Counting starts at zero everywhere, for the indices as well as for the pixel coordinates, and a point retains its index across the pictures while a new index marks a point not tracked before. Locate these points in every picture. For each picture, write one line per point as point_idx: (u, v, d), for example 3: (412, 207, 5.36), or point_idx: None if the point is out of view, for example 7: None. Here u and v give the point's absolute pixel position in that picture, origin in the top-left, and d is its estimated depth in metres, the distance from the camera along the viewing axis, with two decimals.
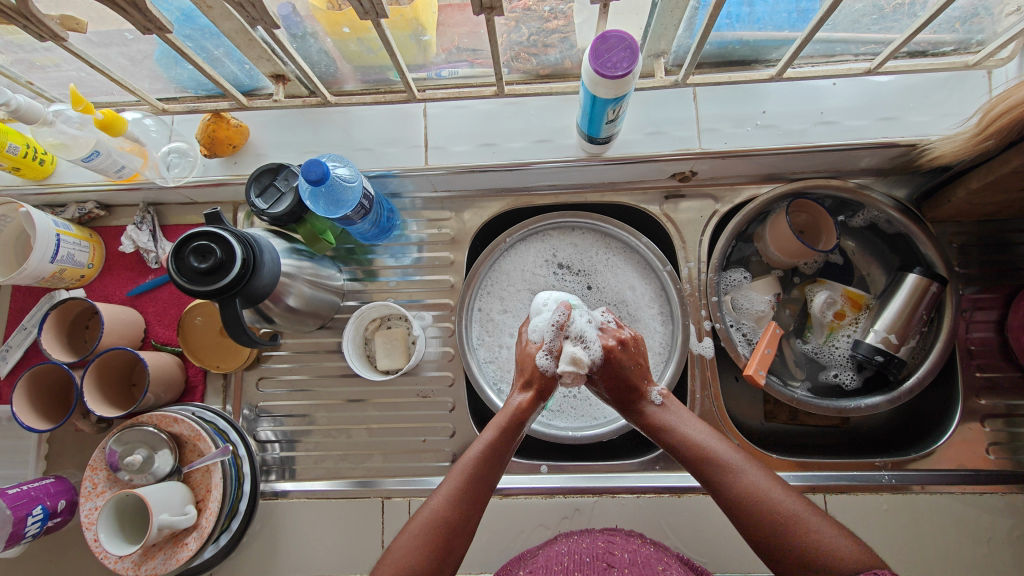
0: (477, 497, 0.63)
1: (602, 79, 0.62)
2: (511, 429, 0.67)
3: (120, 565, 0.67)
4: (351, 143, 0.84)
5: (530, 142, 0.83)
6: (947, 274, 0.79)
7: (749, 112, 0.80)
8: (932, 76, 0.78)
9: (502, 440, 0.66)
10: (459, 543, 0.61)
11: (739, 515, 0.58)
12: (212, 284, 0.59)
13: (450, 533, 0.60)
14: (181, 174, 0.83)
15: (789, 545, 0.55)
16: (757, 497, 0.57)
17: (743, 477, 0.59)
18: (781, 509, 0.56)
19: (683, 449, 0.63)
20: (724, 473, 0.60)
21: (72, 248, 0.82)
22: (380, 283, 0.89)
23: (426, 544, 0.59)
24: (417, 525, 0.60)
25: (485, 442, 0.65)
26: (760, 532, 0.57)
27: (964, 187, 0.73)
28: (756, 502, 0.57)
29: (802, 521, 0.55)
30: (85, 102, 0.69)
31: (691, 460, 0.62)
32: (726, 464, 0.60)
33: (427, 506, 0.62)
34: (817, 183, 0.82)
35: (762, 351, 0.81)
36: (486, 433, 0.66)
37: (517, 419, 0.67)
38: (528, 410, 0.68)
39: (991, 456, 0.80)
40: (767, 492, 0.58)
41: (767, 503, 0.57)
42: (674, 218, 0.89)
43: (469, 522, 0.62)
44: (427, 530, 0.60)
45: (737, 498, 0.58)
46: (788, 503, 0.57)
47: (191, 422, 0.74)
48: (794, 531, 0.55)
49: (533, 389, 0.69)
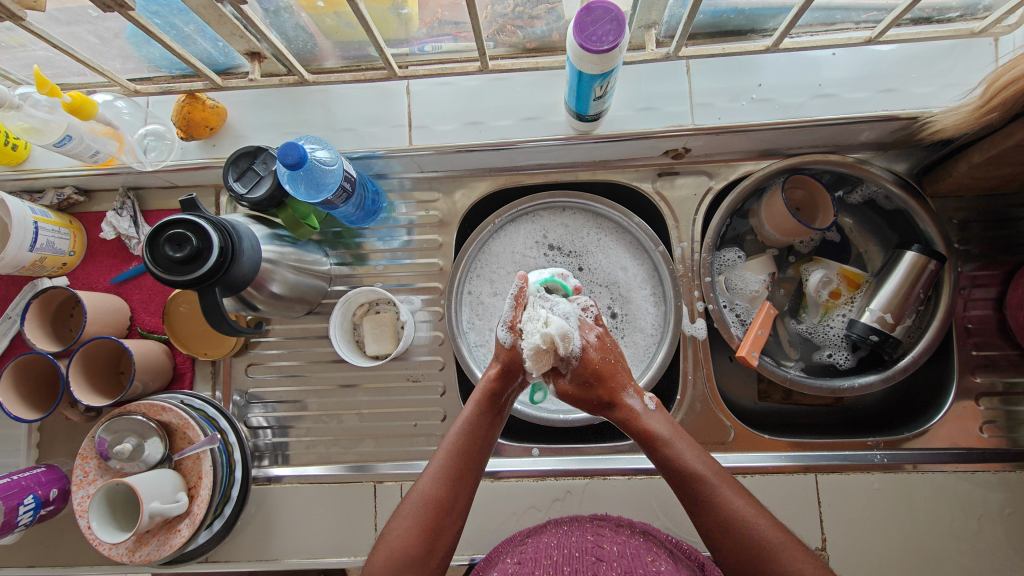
0: (463, 475, 0.63)
1: (587, 54, 0.59)
2: (489, 405, 0.66)
3: (115, 551, 0.68)
4: (333, 124, 0.82)
5: (518, 120, 0.80)
6: (946, 251, 0.78)
7: (744, 85, 0.77)
8: (935, 45, 0.75)
9: (479, 416, 0.66)
10: (449, 523, 0.62)
11: (720, 543, 0.59)
12: (189, 273, 0.57)
13: (438, 512, 0.61)
14: (159, 158, 0.81)
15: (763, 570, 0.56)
16: (742, 524, 0.58)
17: (730, 503, 0.60)
18: (763, 538, 0.57)
19: (675, 466, 0.62)
20: (712, 500, 0.60)
21: (52, 236, 0.80)
22: (368, 267, 0.88)
23: (417, 525, 0.60)
24: (407, 508, 0.62)
25: (463, 418, 0.66)
26: (738, 560, 0.58)
27: (966, 161, 0.71)
28: (733, 529, 0.58)
29: (787, 550, 0.57)
30: (51, 85, 0.66)
31: (678, 482, 0.62)
32: (716, 490, 0.60)
33: (416, 489, 0.63)
34: (815, 158, 0.80)
35: (756, 332, 0.80)
36: (464, 410, 0.67)
37: (492, 393, 0.67)
38: (497, 382, 0.67)
39: (985, 435, 0.79)
40: (753, 520, 0.58)
41: (751, 535, 0.58)
42: (668, 196, 0.86)
43: (457, 500, 0.63)
44: (417, 512, 0.61)
45: (721, 521, 0.59)
46: (771, 533, 0.58)
47: (179, 410, 0.74)
48: (774, 560, 0.56)
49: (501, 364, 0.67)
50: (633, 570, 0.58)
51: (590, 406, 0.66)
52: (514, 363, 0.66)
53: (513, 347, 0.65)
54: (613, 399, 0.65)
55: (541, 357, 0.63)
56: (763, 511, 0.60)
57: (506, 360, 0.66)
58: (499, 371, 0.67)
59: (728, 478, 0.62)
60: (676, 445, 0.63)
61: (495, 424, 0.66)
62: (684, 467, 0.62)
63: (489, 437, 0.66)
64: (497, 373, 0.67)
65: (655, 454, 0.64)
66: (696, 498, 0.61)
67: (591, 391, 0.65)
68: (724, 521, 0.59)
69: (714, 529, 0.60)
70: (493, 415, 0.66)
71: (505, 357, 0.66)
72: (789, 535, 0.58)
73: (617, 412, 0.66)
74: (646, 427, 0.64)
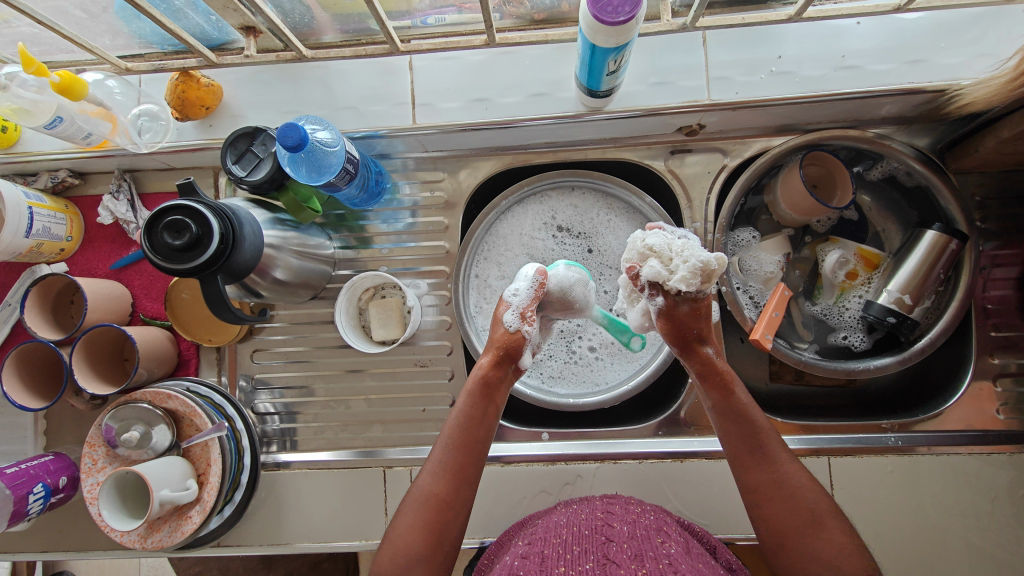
0: (461, 468, 0.63)
1: (601, 25, 0.56)
2: (483, 394, 0.66)
3: (127, 538, 0.68)
4: (334, 102, 0.79)
5: (525, 97, 0.77)
6: (968, 230, 0.75)
7: (764, 57, 0.74)
8: (965, 12, 0.71)
9: (473, 407, 0.65)
10: (453, 517, 0.61)
11: (766, 499, 0.61)
12: (191, 261, 0.55)
13: (440, 509, 0.61)
14: (154, 140, 0.78)
15: (811, 533, 0.58)
16: (795, 484, 0.60)
17: (783, 464, 0.62)
18: (813, 503, 0.59)
19: (738, 420, 0.64)
20: (769, 457, 0.62)
21: (47, 221, 0.78)
22: (373, 251, 0.85)
23: (420, 520, 0.60)
24: (410, 503, 0.62)
25: (459, 409, 0.65)
26: (782, 518, 0.59)
27: (994, 136, 0.68)
28: (785, 489, 0.60)
29: (830, 519, 0.58)
30: (38, 64, 0.62)
31: (740, 434, 0.63)
32: (773, 449, 0.62)
33: (417, 485, 0.63)
34: (834, 134, 0.77)
35: (769, 314, 0.78)
36: (458, 402, 0.66)
37: (486, 382, 0.66)
38: (492, 370, 0.67)
39: (1001, 416, 0.78)
40: (804, 483, 0.61)
41: (801, 495, 0.60)
42: (680, 174, 0.83)
43: (458, 494, 0.62)
44: (419, 507, 0.61)
45: (774, 479, 0.61)
46: (818, 499, 0.60)
47: (184, 397, 0.73)
48: (820, 524, 0.58)
49: (495, 351, 0.67)
50: (644, 552, 0.56)
51: (680, 332, 0.66)
52: (508, 350, 0.67)
53: (519, 333, 0.68)
54: (698, 344, 0.66)
55: (694, 277, 0.61)
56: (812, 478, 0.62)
57: (502, 345, 0.67)
58: (493, 359, 0.67)
59: (782, 442, 0.64)
60: (744, 398, 0.65)
61: (491, 413, 0.66)
62: (750, 424, 0.63)
63: (486, 427, 0.65)
64: (490, 362, 0.67)
65: (723, 402, 0.65)
66: (755, 452, 0.63)
67: (693, 323, 0.65)
68: (776, 479, 0.61)
69: (764, 485, 0.61)
70: (487, 403, 0.66)
71: (501, 342, 0.68)
72: (833, 505, 0.60)
73: (696, 355, 0.66)
74: (723, 372, 0.65)
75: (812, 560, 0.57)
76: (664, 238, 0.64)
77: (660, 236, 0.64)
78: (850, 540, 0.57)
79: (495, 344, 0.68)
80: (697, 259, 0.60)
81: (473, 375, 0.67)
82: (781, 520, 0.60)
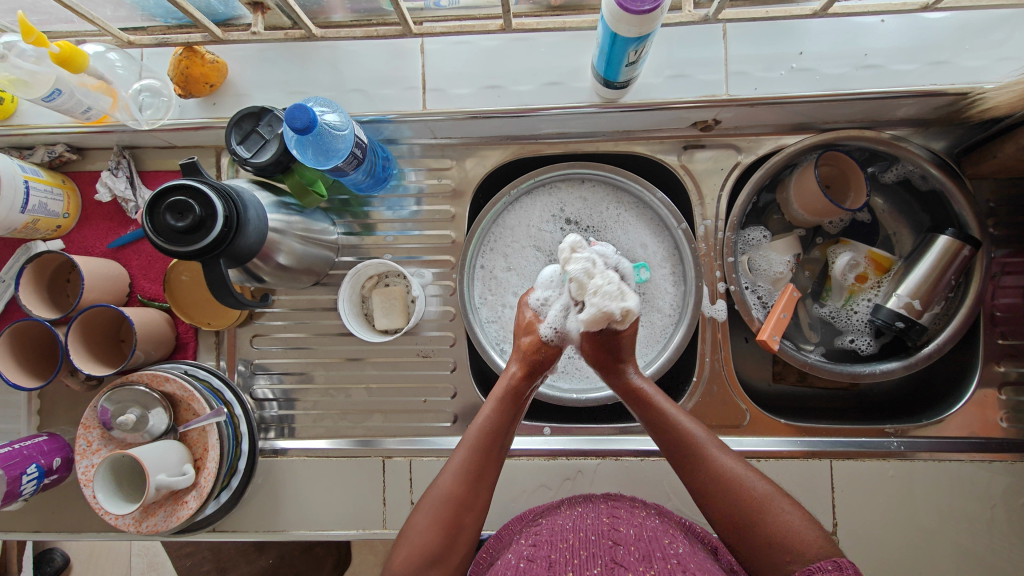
0: (481, 477, 0.62)
1: (625, 13, 0.55)
2: (511, 402, 0.65)
3: (121, 521, 0.67)
4: (341, 83, 0.77)
5: (540, 85, 0.75)
6: (981, 236, 0.75)
7: (784, 53, 0.72)
8: (991, 13, 0.70)
9: (501, 413, 0.65)
10: (470, 519, 0.61)
11: (713, 496, 0.60)
12: (192, 244, 0.54)
13: (459, 511, 0.60)
14: (155, 116, 0.76)
15: (759, 525, 0.57)
16: (732, 479, 0.60)
17: (720, 459, 0.61)
18: (753, 491, 0.59)
19: (666, 430, 0.64)
20: (705, 457, 0.62)
21: (44, 197, 0.76)
22: (377, 238, 0.84)
23: (438, 522, 0.60)
24: (427, 505, 0.61)
25: (485, 415, 0.64)
26: (728, 510, 0.59)
27: (1015, 142, 0.67)
28: (725, 485, 0.59)
29: (775, 502, 0.58)
30: (37, 33, 0.60)
31: (669, 442, 0.63)
32: (707, 447, 0.62)
33: (436, 486, 0.62)
34: (850, 134, 0.75)
35: (778, 316, 0.77)
36: (486, 407, 0.65)
37: (515, 391, 0.65)
38: (522, 380, 0.66)
39: (1002, 424, 0.78)
40: (744, 473, 0.60)
41: (741, 485, 0.59)
42: (692, 169, 0.82)
43: (477, 500, 0.61)
44: (438, 510, 0.60)
45: (711, 476, 0.60)
46: (760, 485, 0.59)
47: (182, 381, 0.71)
48: (767, 512, 0.57)
49: (527, 361, 0.66)
50: (652, 553, 0.56)
51: (596, 360, 0.66)
52: (540, 364, 0.66)
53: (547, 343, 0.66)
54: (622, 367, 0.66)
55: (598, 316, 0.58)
56: (752, 470, 0.61)
57: (531, 357, 0.66)
58: (525, 369, 0.66)
59: (716, 439, 0.64)
60: (668, 408, 0.65)
61: (515, 419, 0.65)
62: (677, 430, 0.63)
63: (510, 432, 0.65)
64: (521, 371, 0.67)
65: (651, 416, 0.65)
66: (690, 456, 0.62)
67: (610, 353, 0.65)
68: (716, 477, 0.60)
69: (707, 484, 0.60)
70: (514, 412, 0.65)
71: (526, 352, 0.67)
72: (775, 488, 0.59)
73: (618, 376, 0.67)
74: (645, 391, 0.66)
75: (766, 550, 0.56)
76: (586, 267, 0.60)
77: (584, 258, 0.60)
78: (800, 520, 0.56)
79: (523, 354, 0.67)
80: (602, 303, 0.57)
81: (503, 381, 0.66)
82: (730, 515, 0.59)
